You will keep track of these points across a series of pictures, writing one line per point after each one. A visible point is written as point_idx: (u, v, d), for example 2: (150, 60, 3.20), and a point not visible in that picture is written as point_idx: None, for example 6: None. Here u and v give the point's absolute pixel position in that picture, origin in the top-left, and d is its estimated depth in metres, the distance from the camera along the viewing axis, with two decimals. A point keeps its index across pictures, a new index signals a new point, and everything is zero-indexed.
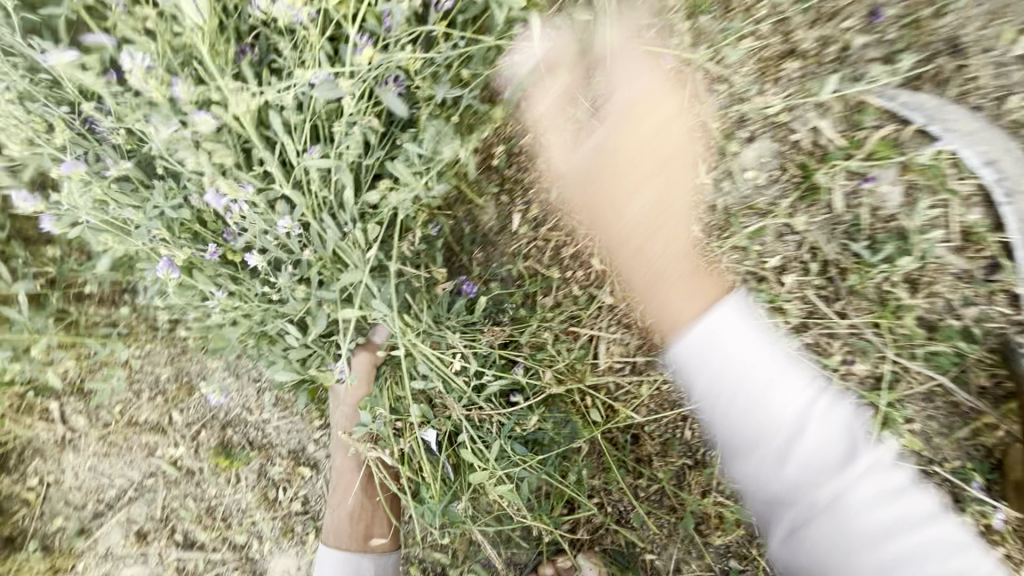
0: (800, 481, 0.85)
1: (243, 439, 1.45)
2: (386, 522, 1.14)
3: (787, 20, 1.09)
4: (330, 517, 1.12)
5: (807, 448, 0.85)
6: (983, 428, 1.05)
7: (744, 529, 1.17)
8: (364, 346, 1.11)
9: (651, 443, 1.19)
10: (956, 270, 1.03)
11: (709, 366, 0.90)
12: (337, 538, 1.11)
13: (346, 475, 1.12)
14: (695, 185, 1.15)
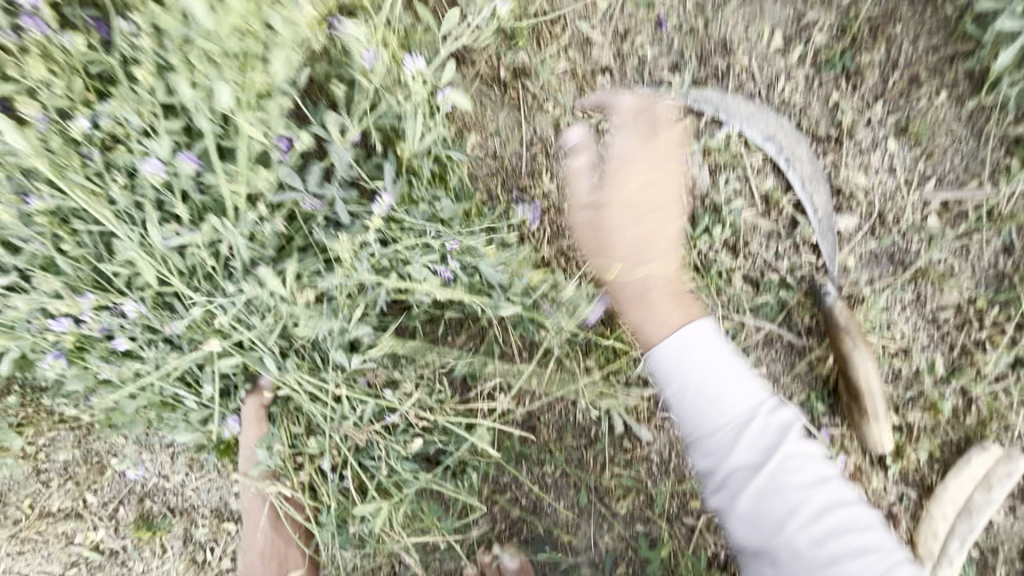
0: (767, 450, 1.00)
1: (164, 507, 1.45)
2: (302, 549, 1.21)
3: (590, 40, 1.26)
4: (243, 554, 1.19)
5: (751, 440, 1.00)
6: (817, 361, 1.20)
7: (642, 495, 1.27)
8: (252, 392, 1.19)
9: (547, 430, 1.29)
10: (765, 231, 1.21)
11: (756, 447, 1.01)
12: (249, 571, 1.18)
13: (254, 512, 1.20)
14: (542, 193, 1.29)
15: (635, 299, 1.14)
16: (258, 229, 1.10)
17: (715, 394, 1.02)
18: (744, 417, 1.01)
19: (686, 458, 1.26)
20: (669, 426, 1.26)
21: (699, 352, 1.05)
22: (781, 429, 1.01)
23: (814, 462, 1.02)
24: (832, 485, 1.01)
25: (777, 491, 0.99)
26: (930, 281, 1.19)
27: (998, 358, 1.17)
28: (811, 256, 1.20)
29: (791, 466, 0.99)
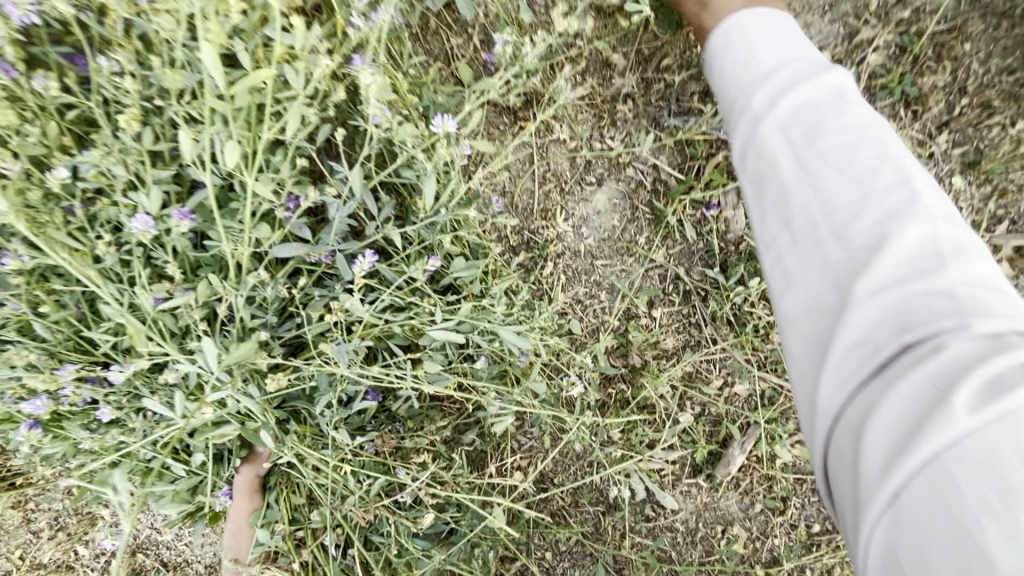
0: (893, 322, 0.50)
1: (156, 561, 1.37)
2: None
3: (611, 65, 1.12)
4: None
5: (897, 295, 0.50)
6: None
7: (666, 569, 1.15)
8: (247, 460, 1.07)
9: (561, 496, 1.17)
10: None
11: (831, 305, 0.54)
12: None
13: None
14: (556, 234, 1.16)
15: None
16: (256, 291, 0.96)
17: (796, 125, 0.61)
18: (829, 131, 0.59)
19: (715, 528, 1.14)
20: (698, 493, 1.13)
21: (805, 81, 0.63)
22: (842, 156, 0.57)
23: (923, 207, 0.53)
24: (940, 274, 0.50)
25: (801, 176, 0.58)
26: None
27: None
28: None
29: (830, 168, 0.57)
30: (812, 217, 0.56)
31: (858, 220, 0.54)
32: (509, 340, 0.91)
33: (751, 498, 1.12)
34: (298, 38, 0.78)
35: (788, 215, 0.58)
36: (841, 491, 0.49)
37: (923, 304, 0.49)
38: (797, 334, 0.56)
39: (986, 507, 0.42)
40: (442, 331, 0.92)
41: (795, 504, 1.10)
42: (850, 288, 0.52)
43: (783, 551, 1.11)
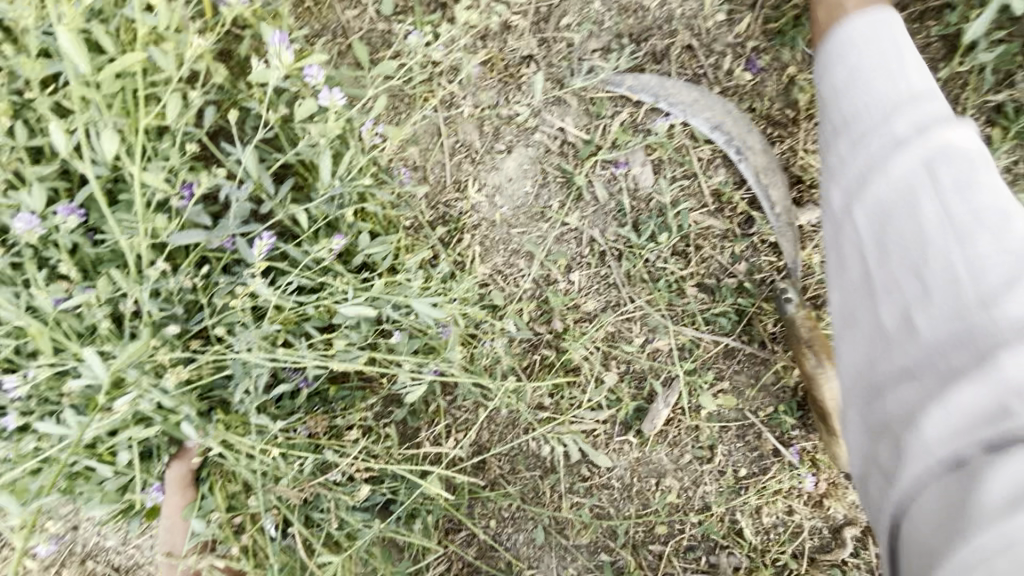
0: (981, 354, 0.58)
1: (107, 566, 1.36)
2: None
3: (511, 27, 1.09)
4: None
5: (982, 309, 0.59)
6: (783, 370, 1.10)
7: (604, 524, 1.18)
8: (177, 456, 1.01)
9: (497, 464, 1.18)
10: (718, 232, 1.08)
11: (882, 240, 0.67)
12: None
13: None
14: (471, 205, 1.13)
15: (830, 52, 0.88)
16: (160, 284, 0.90)
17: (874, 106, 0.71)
18: (916, 132, 0.68)
19: (648, 481, 1.16)
20: (629, 449, 1.16)
21: (881, 58, 0.73)
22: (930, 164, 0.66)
23: (1001, 205, 0.63)
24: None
25: (908, 185, 0.66)
26: None
27: None
28: (771, 255, 1.07)
29: (935, 139, 0.66)
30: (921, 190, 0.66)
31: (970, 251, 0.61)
32: (420, 310, 0.88)
33: (680, 450, 1.14)
34: (156, 17, 0.75)
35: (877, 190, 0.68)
36: (863, 378, 0.67)
37: (976, 247, 0.61)
38: (885, 283, 0.66)
39: (997, 421, 0.55)
40: (351, 307, 0.89)
41: (722, 450, 1.13)
42: (940, 355, 0.60)
43: (714, 497, 1.14)
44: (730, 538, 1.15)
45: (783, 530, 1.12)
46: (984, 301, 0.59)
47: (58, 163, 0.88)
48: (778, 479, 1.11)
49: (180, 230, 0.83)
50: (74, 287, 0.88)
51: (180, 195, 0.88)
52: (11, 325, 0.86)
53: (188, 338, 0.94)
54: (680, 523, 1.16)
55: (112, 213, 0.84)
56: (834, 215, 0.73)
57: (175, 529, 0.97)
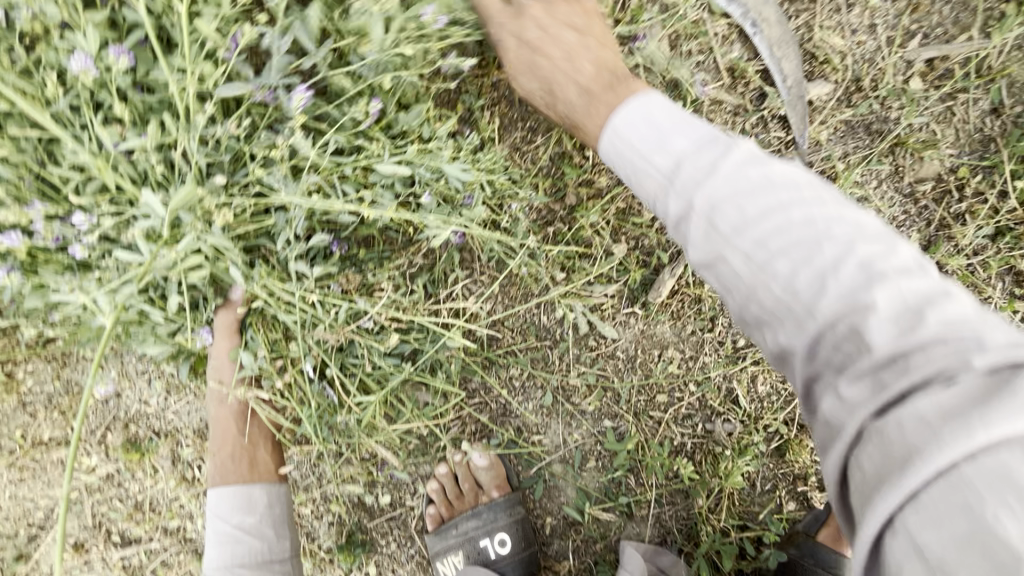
0: (937, 413, 0.49)
1: (148, 430, 1.48)
2: (274, 459, 1.22)
3: None
4: (213, 461, 1.18)
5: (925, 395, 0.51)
6: None
7: (608, 391, 1.26)
8: (224, 305, 1.13)
9: (510, 335, 1.26)
10: (730, 107, 1.12)
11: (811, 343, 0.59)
12: (224, 478, 1.17)
13: (222, 418, 1.19)
14: (490, 82, 1.17)
15: (555, 53, 0.95)
16: (210, 131, 0.96)
17: (622, 155, 0.77)
18: (732, 228, 0.64)
19: (652, 354, 1.24)
20: (635, 322, 1.24)
21: (742, 175, 0.65)
22: (746, 157, 0.67)
23: (844, 278, 0.58)
24: (909, 313, 0.55)
25: (765, 246, 0.62)
26: (909, 151, 1.10)
27: (977, 230, 1.09)
28: (780, 130, 1.11)
29: (761, 206, 0.63)
30: (750, 249, 0.62)
31: (805, 263, 0.60)
32: (450, 171, 0.94)
33: (682, 322, 1.23)
34: None
35: (768, 215, 0.63)
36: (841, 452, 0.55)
37: (846, 326, 0.57)
38: (830, 344, 0.58)
39: (983, 496, 0.45)
40: (388, 167, 0.94)
41: (722, 322, 1.22)
42: (915, 455, 0.48)
43: (711, 367, 1.23)
44: (726, 406, 1.24)
45: (776, 398, 1.23)
46: (887, 322, 0.55)
47: (109, 9, 0.92)
48: None
49: (229, 82, 0.89)
50: (129, 130, 0.94)
51: (228, 45, 0.93)
52: (73, 162, 0.92)
53: (233, 187, 1.02)
54: (679, 392, 1.25)
55: (167, 55, 0.89)
56: (741, 287, 0.64)
57: (225, 365, 1.13)
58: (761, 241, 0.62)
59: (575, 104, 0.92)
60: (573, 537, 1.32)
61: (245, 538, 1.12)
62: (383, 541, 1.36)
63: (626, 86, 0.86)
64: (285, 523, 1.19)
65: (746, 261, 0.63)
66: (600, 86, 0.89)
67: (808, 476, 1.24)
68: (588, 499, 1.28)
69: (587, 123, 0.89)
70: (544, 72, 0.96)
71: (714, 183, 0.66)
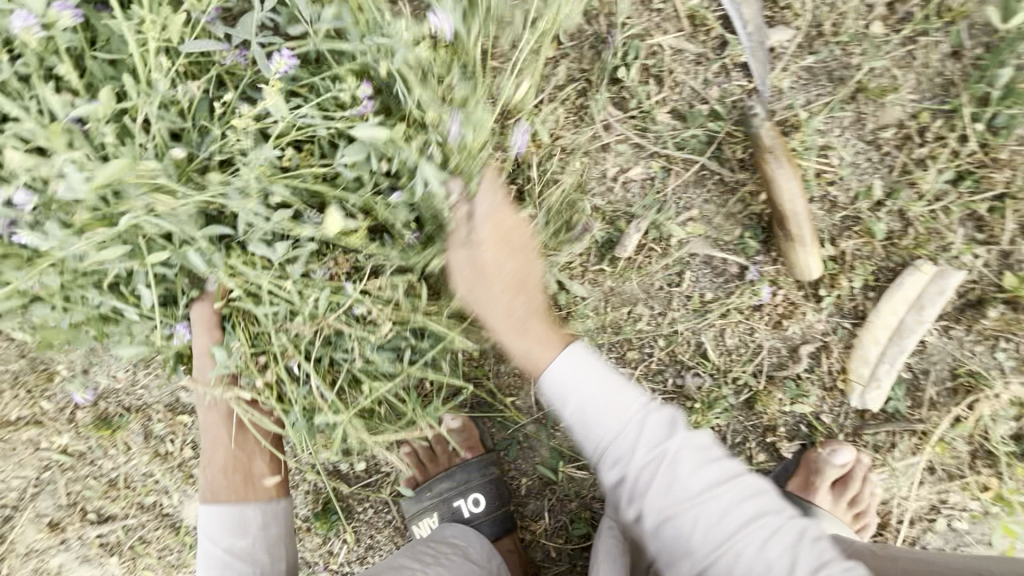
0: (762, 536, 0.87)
1: (119, 406, 1.46)
2: (270, 470, 1.13)
3: None
4: (204, 474, 1.11)
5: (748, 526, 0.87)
6: (749, 197, 1.14)
7: None
8: (200, 298, 1.10)
9: None
10: (691, 56, 1.12)
11: (705, 538, 0.87)
12: (214, 493, 1.09)
13: (211, 426, 1.14)
14: None
15: (523, 306, 1.05)
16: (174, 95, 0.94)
17: (588, 426, 0.94)
18: (668, 488, 0.89)
19: (622, 311, 1.21)
20: (604, 279, 1.21)
21: (693, 466, 0.90)
22: (706, 454, 0.92)
23: (742, 507, 0.89)
24: (764, 514, 0.89)
25: (696, 505, 0.88)
26: (870, 97, 1.09)
27: (939, 175, 1.09)
28: (742, 79, 1.11)
29: (692, 471, 0.90)
30: (696, 532, 0.87)
31: (731, 534, 0.86)
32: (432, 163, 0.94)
33: (650, 278, 1.20)
34: None
35: (755, 522, 0.88)
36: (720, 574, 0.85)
37: (736, 524, 0.87)
38: (711, 534, 0.87)
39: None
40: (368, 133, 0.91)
41: (690, 277, 1.19)
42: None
43: (680, 322, 1.20)
44: (696, 359, 1.21)
45: (745, 351, 1.19)
46: (745, 525, 0.87)
47: None
48: (742, 300, 1.17)
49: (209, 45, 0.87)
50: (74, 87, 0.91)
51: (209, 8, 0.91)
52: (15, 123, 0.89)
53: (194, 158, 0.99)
54: (650, 348, 1.22)
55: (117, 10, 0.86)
56: (665, 518, 0.89)
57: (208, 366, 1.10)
58: (685, 489, 0.89)
59: (529, 351, 1.02)
60: (549, 497, 1.33)
61: (236, 563, 1.03)
62: (359, 508, 1.36)
63: (557, 327, 1.06)
64: (282, 543, 1.10)
65: (698, 534, 0.87)
66: (546, 326, 1.03)
67: (777, 427, 1.20)
68: (561, 457, 1.31)
69: (537, 361, 1.01)
70: (477, 265, 1.04)
71: (676, 493, 0.89)
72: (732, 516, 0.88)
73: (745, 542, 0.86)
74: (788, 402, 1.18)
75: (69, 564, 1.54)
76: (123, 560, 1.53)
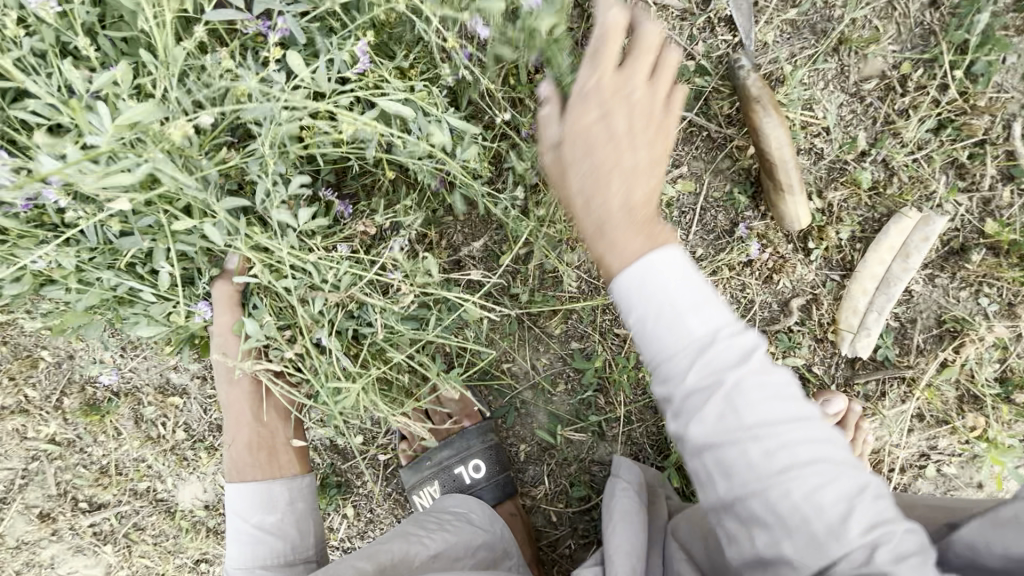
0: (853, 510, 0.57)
1: (107, 391, 1.43)
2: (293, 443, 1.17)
3: None
4: (229, 452, 1.13)
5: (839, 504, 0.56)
6: (738, 153, 1.15)
7: (572, 312, 1.27)
8: (220, 277, 1.10)
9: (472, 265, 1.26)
10: (676, 13, 1.12)
11: (777, 494, 0.57)
12: (241, 469, 1.12)
13: (235, 404, 1.15)
14: None
15: (592, 161, 0.74)
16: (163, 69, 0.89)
17: (646, 290, 0.65)
18: (735, 421, 0.60)
19: None
20: None
21: (768, 396, 0.61)
22: (792, 399, 0.61)
23: (834, 472, 0.58)
24: (856, 480, 0.59)
25: (760, 444, 0.59)
26: (852, 49, 1.11)
27: (921, 124, 1.11)
28: (727, 34, 1.12)
29: (764, 401, 0.60)
30: (750, 469, 0.59)
31: (811, 493, 0.56)
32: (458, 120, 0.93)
33: None
34: None
35: (815, 463, 0.58)
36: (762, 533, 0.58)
37: (824, 491, 0.57)
38: (800, 494, 0.56)
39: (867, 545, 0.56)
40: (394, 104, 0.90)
41: (681, 235, 1.19)
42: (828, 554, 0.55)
43: None
44: None
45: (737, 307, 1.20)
46: (832, 490, 0.57)
47: None
48: (733, 257, 1.18)
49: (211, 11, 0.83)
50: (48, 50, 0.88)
51: None
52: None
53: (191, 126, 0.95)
54: None
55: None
56: (712, 439, 0.61)
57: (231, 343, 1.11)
58: (747, 411, 0.60)
59: (599, 209, 0.72)
60: (548, 461, 1.33)
61: (268, 537, 1.06)
62: (359, 482, 1.36)
63: (652, 223, 0.71)
64: (309, 518, 1.13)
65: (756, 479, 0.58)
66: (643, 212, 0.71)
67: None
68: (559, 422, 1.31)
69: (614, 253, 0.69)
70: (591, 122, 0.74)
71: (748, 420, 0.60)
72: (807, 469, 0.58)
73: (824, 509, 0.56)
74: (781, 356, 1.20)
75: (61, 555, 1.51)
76: (118, 548, 1.50)
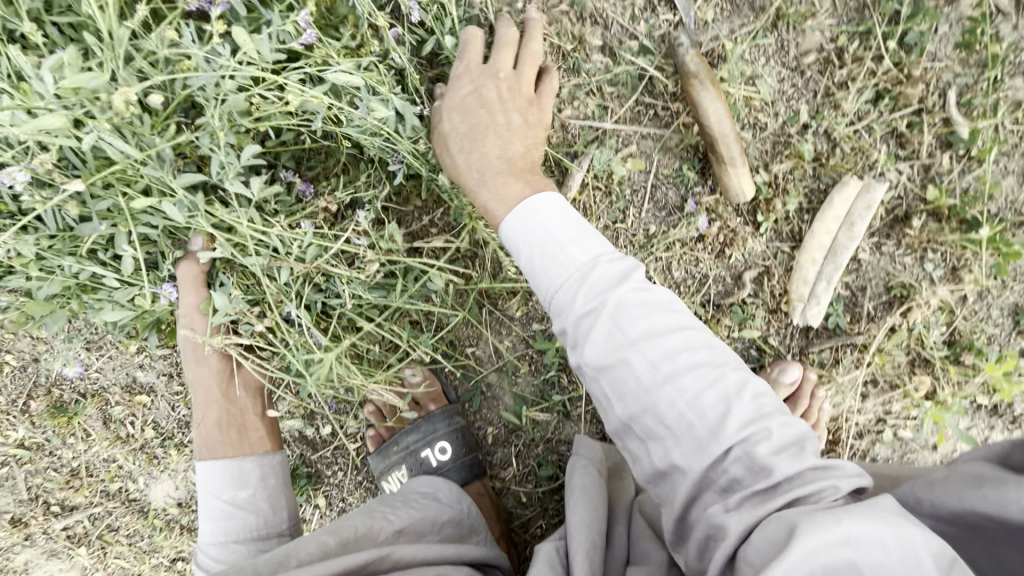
0: (732, 416, 0.71)
1: (74, 393, 1.43)
2: (263, 419, 1.20)
3: None
4: (199, 431, 1.16)
5: (723, 410, 0.71)
6: (685, 130, 1.17)
7: (532, 294, 1.29)
8: (185, 256, 1.11)
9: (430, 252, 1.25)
10: None
11: (657, 396, 0.73)
12: (211, 447, 1.15)
13: (203, 382, 1.17)
14: None
15: (490, 135, 1.02)
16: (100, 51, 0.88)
17: (536, 237, 0.88)
18: (624, 338, 0.77)
19: None
20: None
21: (649, 312, 0.79)
22: (663, 308, 0.80)
23: (710, 371, 0.74)
24: (734, 391, 0.73)
25: (644, 358, 0.75)
26: (790, 24, 1.14)
27: (860, 95, 1.14)
28: (669, 13, 1.14)
29: (646, 323, 0.77)
30: (641, 385, 0.74)
31: (691, 394, 0.73)
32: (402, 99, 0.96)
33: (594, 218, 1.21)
34: None
35: (694, 369, 0.74)
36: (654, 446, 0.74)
37: (709, 395, 0.72)
38: (679, 404, 0.72)
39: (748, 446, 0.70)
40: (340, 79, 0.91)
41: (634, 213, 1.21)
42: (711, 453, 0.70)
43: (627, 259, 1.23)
44: None
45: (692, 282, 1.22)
46: (705, 392, 0.73)
47: None
48: (686, 232, 1.20)
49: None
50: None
51: None
52: None
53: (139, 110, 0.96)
54: None
55: None
56: (610, 370, 0.77)
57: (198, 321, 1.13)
58: (633, 328, 0.77)
59: (483, 188, 1.00)
60: (515, 443, 1.35)
61: (240, 513, 1.09)
62: (329, 471, 1.37)
63: (529, 176, 1.00)
64: (282, 495, 1.16)
65: (641, 392, 0.74)
66: (515, 173, 0.99)
67: None
68: (524, 404, 1.32)
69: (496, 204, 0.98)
70: (481, 115, 1.02)
71: (635, 344, 0.76)
72: (681, 377, 0.73)
73: (708, 412, 0.71)
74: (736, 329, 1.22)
75: (36, 559, 1.51)
76: (92, 550, 1.50)
